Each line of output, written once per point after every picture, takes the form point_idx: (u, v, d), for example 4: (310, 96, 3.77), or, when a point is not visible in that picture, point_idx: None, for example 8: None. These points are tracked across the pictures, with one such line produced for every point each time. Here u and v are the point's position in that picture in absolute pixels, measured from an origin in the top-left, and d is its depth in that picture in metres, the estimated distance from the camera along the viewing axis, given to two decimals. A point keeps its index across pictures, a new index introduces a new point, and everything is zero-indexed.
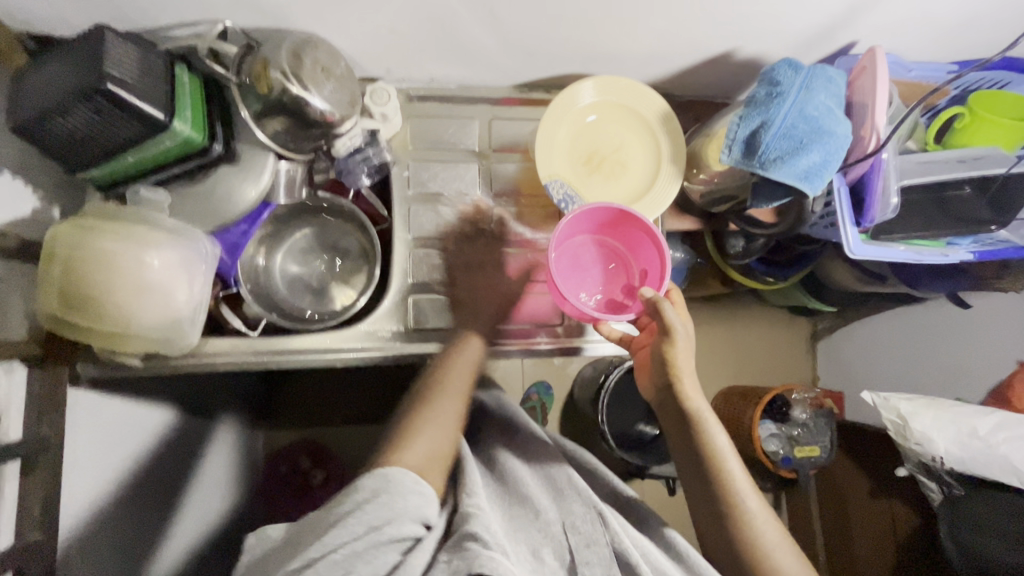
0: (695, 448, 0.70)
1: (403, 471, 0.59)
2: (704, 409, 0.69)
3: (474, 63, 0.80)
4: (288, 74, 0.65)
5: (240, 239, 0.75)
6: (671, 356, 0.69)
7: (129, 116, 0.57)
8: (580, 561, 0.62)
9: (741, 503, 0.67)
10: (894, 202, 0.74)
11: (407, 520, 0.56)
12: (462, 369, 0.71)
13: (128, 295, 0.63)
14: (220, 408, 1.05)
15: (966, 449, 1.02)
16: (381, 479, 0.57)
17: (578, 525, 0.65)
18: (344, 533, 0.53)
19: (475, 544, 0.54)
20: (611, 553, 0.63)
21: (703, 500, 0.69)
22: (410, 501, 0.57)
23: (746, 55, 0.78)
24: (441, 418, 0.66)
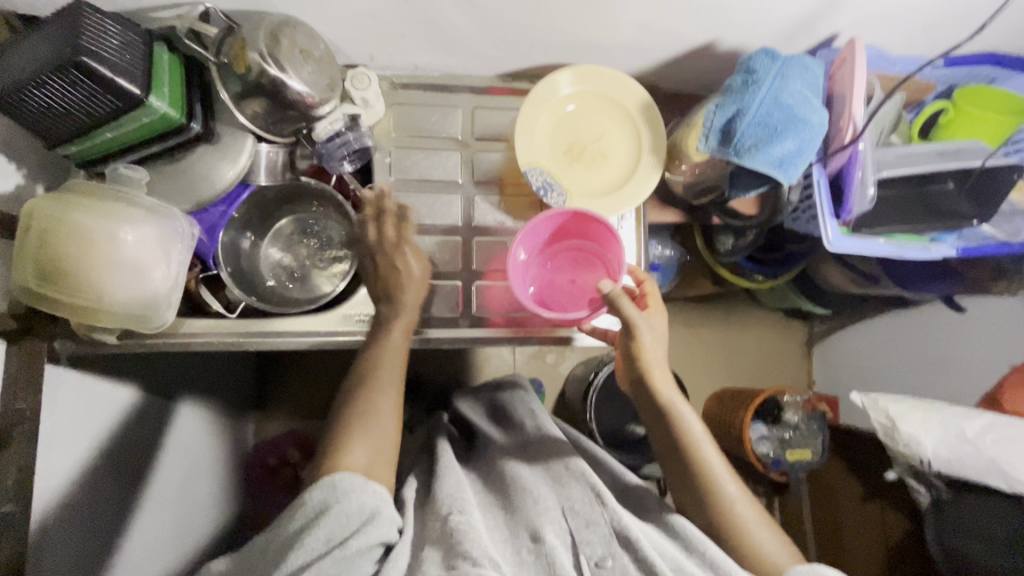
0: (669, 437, 0.69)
1: (354, 476, 0.59)
2: (675, 399, 0.70)
3: (456, 51, 0.81)
4: (265, 55, 0.65)
5: (219, 220, 0.77)
6: (637, 348, 0.70)
7: (106, 90, 0.57)
8: (581, 542, 0.64)
9: (720, 488, 0.66)
10: (871, 193, 0.72)
11: (376, 535, 0.57)
12: (391, 363, 0.70)
13: (102, 271, 0.63)
14: (203, 394, 1.05)
15: (955, 452, 1.01)
16: (328, 490, 0.57)
17: (576, 507, 0.67)
18: (306, 552, 0.54)
19: (465, 564, 0.56)
20: (611, 530, 0.64)
21: (685, 492, 0.68)
22: (365, 503, 0.58)
23: (728, 47, 0.78)
24: (379, 418, 0.65)
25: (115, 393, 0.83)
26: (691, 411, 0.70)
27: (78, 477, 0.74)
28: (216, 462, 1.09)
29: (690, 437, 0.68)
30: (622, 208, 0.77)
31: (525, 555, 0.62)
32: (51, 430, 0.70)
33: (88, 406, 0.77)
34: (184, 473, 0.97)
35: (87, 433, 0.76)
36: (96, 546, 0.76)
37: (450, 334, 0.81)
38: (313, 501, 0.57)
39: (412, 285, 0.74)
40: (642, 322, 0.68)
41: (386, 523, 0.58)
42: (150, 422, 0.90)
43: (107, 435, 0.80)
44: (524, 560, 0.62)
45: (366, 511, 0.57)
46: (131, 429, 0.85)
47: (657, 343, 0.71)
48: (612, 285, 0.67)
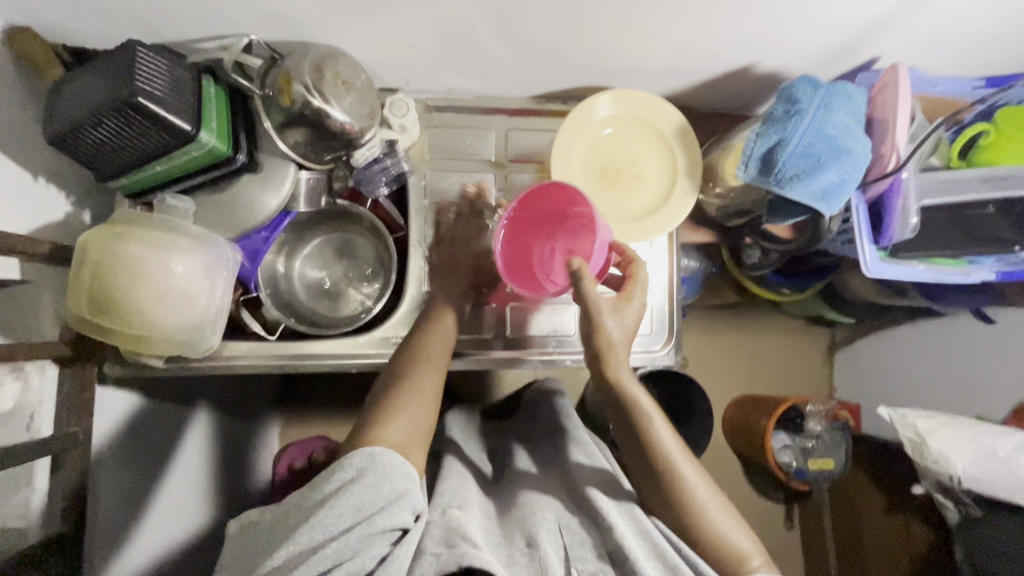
0: (628, 425, 0.67)
1: (390, 452, 0.59)
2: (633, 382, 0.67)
3: (491, 75, 0.81)
4: (311, 87, 0.67)
5: (262, 246, 0.77)
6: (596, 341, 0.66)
7: (158, 128, 0.59)
8: (573, 557, 0.62)
9: (675, 472, 0.65)
10: (914, 222, 0.72)
11: (400, 509, 0.56)
12: (437, 345, 0.71)
13: (152, 300, 0.65)
14: (235, 405, 1.07)
15: (984, 470, 1.00)
16: (368, 458, 0.58)
17: (573, 524, 0.65)
18: (335, 514, 0.54)
19: (466, 544, 0.56)
20: (604, 553, 0.62)
21: (642, 475, 0.67)
22: (397, 488, 0.57)
23: (765, 69, 0.78)
24: (418, 392, 0.66)
25: (156, 409, 0.85)
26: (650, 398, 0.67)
27: (120, 493, 0.77)
28: (247, 467, 1.12)
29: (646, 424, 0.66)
30: (657, 232, 0.77)
31: (518, 557, 0.61)
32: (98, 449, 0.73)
33: (132, 423, 0.80)
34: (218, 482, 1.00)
35: (129, 450, 0.79)
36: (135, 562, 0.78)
37: (484, 355, 0.82)
38: (348, 470, 0.57)
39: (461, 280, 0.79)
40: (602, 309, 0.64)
41: (409, 507, 0.57)
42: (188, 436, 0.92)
43: (148, 451, 0.83)
44: (516, 560, 0.60)
45: (394, 492, 0.57)
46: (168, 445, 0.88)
47: (624, 332, 0.67)
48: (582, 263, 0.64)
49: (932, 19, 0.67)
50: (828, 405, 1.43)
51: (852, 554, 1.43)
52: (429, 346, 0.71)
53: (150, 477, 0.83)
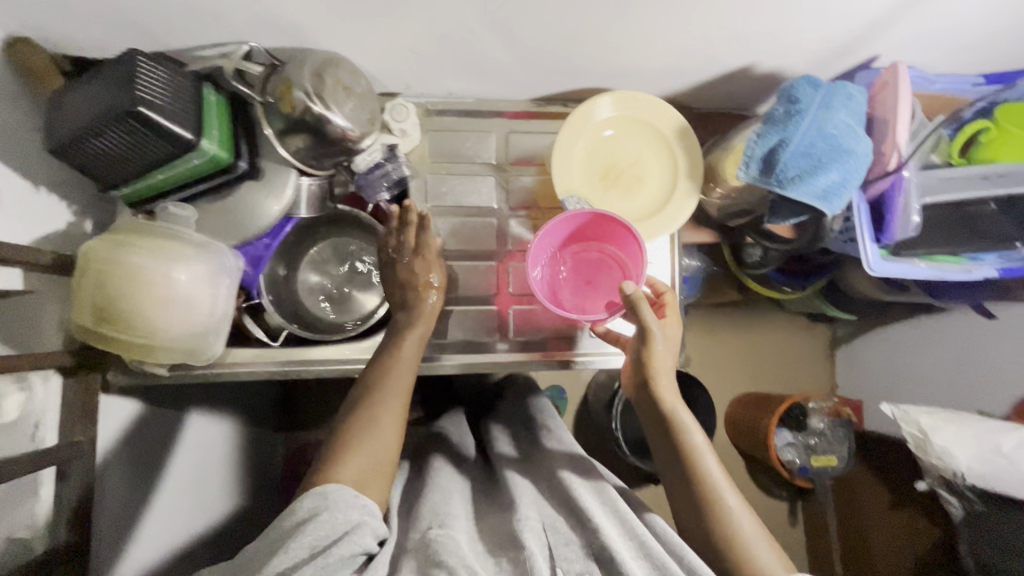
0: (672, 450, 0.67)
1: (341, 486, 0.59)
2: (681, 408, 0.68)
3: (491, 79, 0.81)
4: (310, 93, 0.66)
5: (264, 252, 0.80)
6: (648, 358, 0.69)
7: (159, 137, 0.59)
8: (557, 557, 0.63)
9: (721, 501, 0.64)
10: (916, 219, 0.72)
11: (357, 539, 0.57)
12: (401, 372, 0.70)
13: (155, 309, 0.65)
14: (242, 410, 1.08)
15: (987, 465, 1.00)
16: (319, 497, 0.58)
17: (557, 525, 0.66)
18: (289, 557, 0.54)
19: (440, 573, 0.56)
20: (588, 552, 0.62)
21: (684, 504, 0.66)
22: (353, 519, 0.57)
23: (765, 69, 0.78)
24: (379, 425, 0.65)
25: (163, 417, 0.85)
26: (697, 424, 0.68)
27: (127, 503, 0.77)
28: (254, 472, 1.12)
29: (692, 449, 0.66)
30: (659, 233, 0.77)
31: (504, 564, 0.60)
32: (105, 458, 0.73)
33: (137, 432, 0.80)
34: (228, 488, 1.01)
35: (136, 459, 0.79)
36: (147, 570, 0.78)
37: (487, 358, 0.82)
38: (301, 511, 0.57)
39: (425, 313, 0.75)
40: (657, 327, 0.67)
41: (368, 532, 0.58)
42: (195, 443, 0.93)
43: (154, 459, 0.83)
44: (502, 567, 0.60)
45: (349, 523, 0.57)
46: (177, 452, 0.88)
47: (670, 353, 0.70)
48: (635, 287, 0.64)
49: (932, 17, 0.67)
50: (830, 402, 1.43)
51: (856, 550, 1.43)
52: (390, 378, 0.69)
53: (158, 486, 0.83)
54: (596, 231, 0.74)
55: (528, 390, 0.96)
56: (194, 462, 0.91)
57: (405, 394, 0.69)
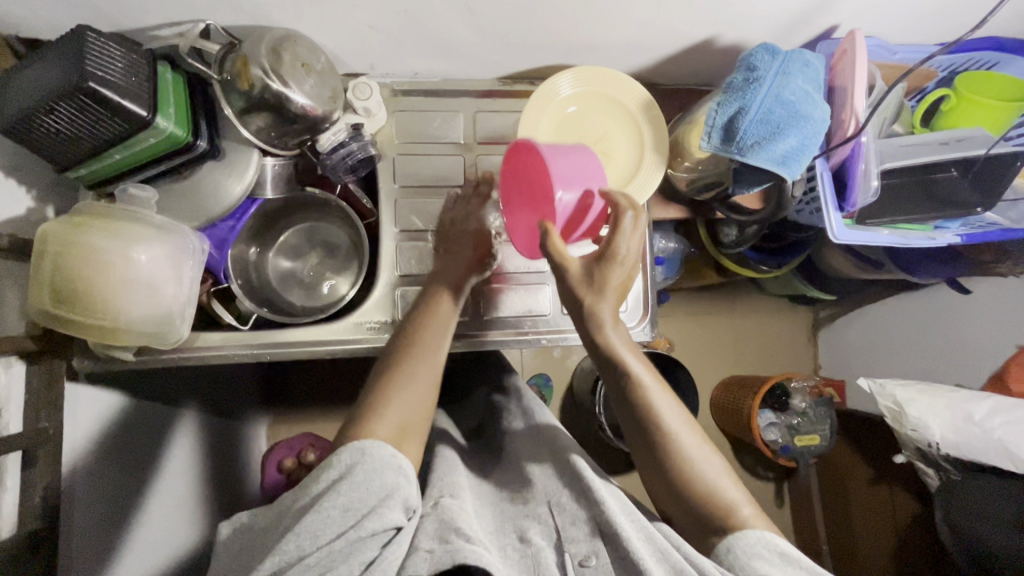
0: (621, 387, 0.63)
1: (380, 443, 0.58)
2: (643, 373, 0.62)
3: (456, 57, 0.81)
4: (268, 70, 0.65)
5: (229, 234, 0.78)
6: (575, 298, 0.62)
7: (113, 114, 0.58)
8: (565, 539, 0.62)
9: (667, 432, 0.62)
10: (875, 185, 0.73)
11: (391, 508, 0.55)
12: (437, 332, 0.69)
13: (116, 291, 0.64)
14: (220, 401, 1.07)
15: (961, 434, 1.01)
16: (357, 453, 0.56)
17: (563, 501, 0.66)
18: (322, 517, 0.52)
19: (460, 539, 0.56)
20: (593, 527, 0.63)
21: (654, 473, 0.63)
22: (387, 482, 0.56)
23: (727, 42, 0.78)
24: (413, 381, 0.64)
25: (137, 407, 0.84)
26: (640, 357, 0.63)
27: (102, 492, 0.76)
28: (235, 465, 1.12)
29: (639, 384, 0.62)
30: None
31: (511, 552, 0.62)
32: (76, 448, 0.72)
33: (108, 422, 0.78)
34: (203, 483, 1.00)
35: (109, 448, 0.78)
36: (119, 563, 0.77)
37: (459, 337, 0.82)
38: (338, 466, 0.56)
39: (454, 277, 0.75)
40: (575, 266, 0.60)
41: (400, 505, 0.56)
42: (169, 435, 0.91)
43: (128, 450, 0.82)
44: (509, 554, 0.62)
45: (385, 487, 0.56)
46: (150, 443, 0.86)
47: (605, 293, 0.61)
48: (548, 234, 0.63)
49: None
50: (812, 382, 1.44)
51: (841, 527, 1.44)
52: (420, 340, 0.67)
53: (133, 474, 0.82)
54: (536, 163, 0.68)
55: (499, 373, 0.98)
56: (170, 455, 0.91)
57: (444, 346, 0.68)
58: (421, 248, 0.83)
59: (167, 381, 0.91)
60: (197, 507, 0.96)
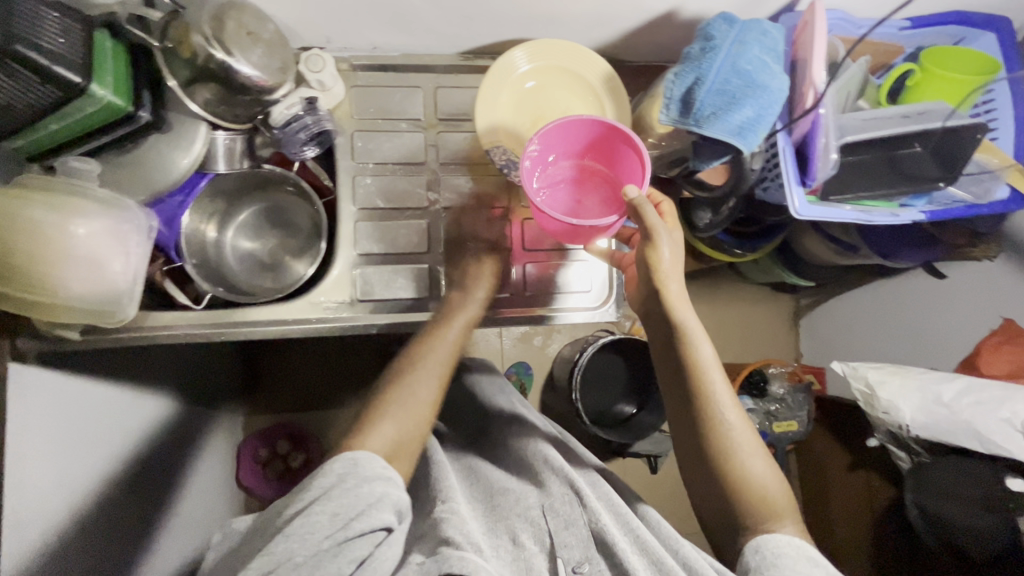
0: (681, 363, 0.68)
1: (372, 456, 0.60)
2: (707, 356, 0.68)
3: (414, 30, 0.79)
4: (211, 37, 0.64)
5: (178, 211, 0.76)
6: (653, 260, 0.66)
7: (44, 79, 0.56)
8: (558, 544, 0.64)
9: (719, 413, 0.68)
10: (835, 157, 0.72)
11: (377, 509, 0.55)
12: (439, 354, 0.72)
13: (53, 265, 0.62)
14: (196, 388, 1.04)
15: (931, 416, 1.01)
16: (348, 463, 0.59)
17: (557, 505, 0.67)
18: (310, 522, 0.53)
19: (449, 547, 0.57)
20: (590, 533, 0.65)
21: (695, 455, 0.69)
22: (377, 491, 0.57)
23: (689, 15, 0.76)
24: (411, 403, 0.67)
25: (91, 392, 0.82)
26: (705, 336, 0.68)
27: (75, 478, 0.70)
28: (212, 456, 1.09)
29: (700, 363, 0.67)
30: None
31: (503, 551, 0.65)
32: (46, 432, 0.67)
33: (77, 408, 0.73)
34: (186, 469, 0.97)
35: None
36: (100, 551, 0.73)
37: (420, 317, 0.81)
38: (330, 475, 0.58)
39: (476, 302, 0.77)
40: (663, 230, 0.63)
41: (389, 506, 0.56)
42: (153, 421, 0.89)
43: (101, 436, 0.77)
44: (501, 555, 0.64)
45: (374, 495, 0.56)
46: (125, 429, 0.82)
47: (676, 260, 0.67)
48: (638, 192, 0.61)
49: None
50: (791, 368, 1.44)
51: (820, 514, 1.43)
52: (424, 362, 0.71)
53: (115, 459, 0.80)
54: (606, 155, 0.68)
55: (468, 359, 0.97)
56: (158, 443, 0.89)
57: (444, 375, 0.71)
58: (381, 227, 0.82)
59: (141, 366, 0.88)
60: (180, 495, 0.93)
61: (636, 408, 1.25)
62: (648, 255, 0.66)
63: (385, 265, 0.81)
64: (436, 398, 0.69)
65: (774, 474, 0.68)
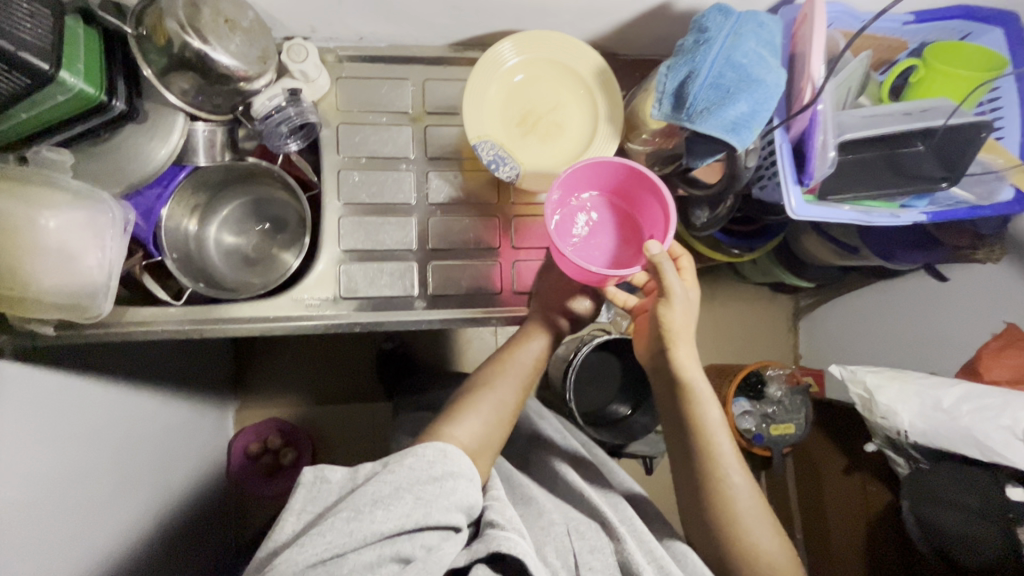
0: (688, 423, 0.69)
1: (460, 451, 0.61)
2: (714, 418, 0.69)
3: (401, 20, 0.77)
4: (185, 26, 0.63)
5: (155, 204, 0.74)
6: (664, 319, 0.68)
7: (9, 66, 0.54)
8: (582, 566, 0.64)
9: (725, 477, 0.68)
10: (833, 156, 0.69)
11: (452, 507, 0.56)
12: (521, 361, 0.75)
13: (24, 258, 0.61)
14: (182, 384, 1.02)
15: (930, 422, 0.98)
16: (439, 451, 0.59)
17: (583, 530, 0.68)
18: (397, 513, 0.53)
19: (493, 528, 0.58)
20: (617, 561, 0.65)
21: (696, 512, 0.70)
22: (459, 489, 0.58)
23: (684, 7, 0.74)
24: (498, 399, 0.70)
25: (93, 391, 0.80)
26: (712, 398, 0.69)
27: (40, 476, 0.68)
28: (198, 453, 1.07)
29: (707, 424, 0.69)
30: None
31: None
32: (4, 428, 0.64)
33: (54, 406, 0.72)
34: (170, 466, 0.95)
35: None
36: (74, 551, 0.71)
37: (405, 316, 0.78)
38: (420, 457, 0.58)
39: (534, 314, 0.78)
40: (679, 289, 0.66)
41: (458, 504, 0.57)
42: (136, 418, 0.87)
43: (74, 434, 0.75)
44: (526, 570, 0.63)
45: (455, 496, 0.57)
46: (100, 427, 0.80)
47: (688, 319, 0.69)
48: (660, 249, 0.63)
49: None
50: (788, 370, 1.41)
51: (815, 517, 1.40)
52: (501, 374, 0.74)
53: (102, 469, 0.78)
54: (626, 198, 0.73)
55: None
56: (141, 441, 0.87)
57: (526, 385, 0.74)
58: (367, 222, 0.80)
59: (120, 361, 0.86)
60: (162, 493, 0.91)
61: (631, 409, 1.23)
62: (662, 313, 0.68)
63: (371, 262, 0.79)
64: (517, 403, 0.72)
65: (781, 544, 0.67)
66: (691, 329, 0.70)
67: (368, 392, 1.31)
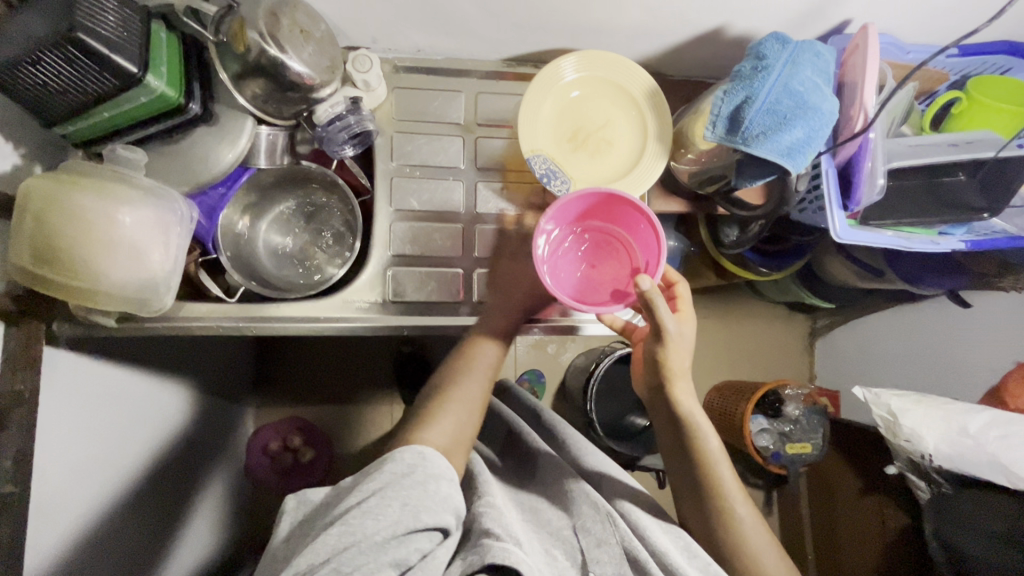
0: (689, 452, 0.72)
1: (438, 452, 0.61)
2: (714, 448, 0.72)
3: (461, 35, 0.79)
4: (265, 35, 0.66)
5: (218, 203, 0.77)
6: (662, 356, 0.71)
7: (102, 68, 0.56)
8: (590, 561, 0.63)
9: (730, 506, 0.69)
10: (881, 183, 0.72)
11: (441, 510, 0.56)
12: (479, 373, 0.74)
13: (95, 252, 0.62)
14: (208, 376, 1.03)
15: (955, 446, 0.97)
16: (416, 455, 0.59)
17: (585, 523, 0.65)
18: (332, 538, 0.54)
19: (489, 539, 0.57)
20: (622, 552, 0.62)
21: (708, 534, 0.70)
22: (442, 491, 0.57)
23: (736, 32, 0.76)
24: (465, 399, 0.72)
25: (132, 383, 0.81)
26: (710, 429, 0.72)
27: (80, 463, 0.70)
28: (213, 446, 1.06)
29: (707, 454, 0.71)
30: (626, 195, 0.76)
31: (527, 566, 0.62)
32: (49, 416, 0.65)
33: (96, 395, 0.74)
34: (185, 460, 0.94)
35: None
36: (87, 547, 0.71)
37: (448, 320, 0.80)
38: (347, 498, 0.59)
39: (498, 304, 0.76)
40: (671, 326, 0.68)
41: (450, 508, 0.57)
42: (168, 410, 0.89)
43: (112, 422, 0.76)
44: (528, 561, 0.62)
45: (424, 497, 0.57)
46: (135, 416, 0.81)
47: (683, 355, 0.72)
48: (651, 283, 0.64)
49: None
50: (807, 390, 1.40)
51: (828, 539, 1.40)
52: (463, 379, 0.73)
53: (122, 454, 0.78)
54: (606, 212, 0.74)
55: None
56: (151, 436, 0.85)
57: (490, 377, 0.75)
58: (412, 228, 0.81)
59: (156, 354, 0.87)
60: (179, 490, 0.92)
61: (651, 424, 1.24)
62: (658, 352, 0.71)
63: (416, 267, 0.81)
64: (486, 396, 0.74)
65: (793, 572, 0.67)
66: (687, 365, 0.73)
67: (388, 394, 1.32)
